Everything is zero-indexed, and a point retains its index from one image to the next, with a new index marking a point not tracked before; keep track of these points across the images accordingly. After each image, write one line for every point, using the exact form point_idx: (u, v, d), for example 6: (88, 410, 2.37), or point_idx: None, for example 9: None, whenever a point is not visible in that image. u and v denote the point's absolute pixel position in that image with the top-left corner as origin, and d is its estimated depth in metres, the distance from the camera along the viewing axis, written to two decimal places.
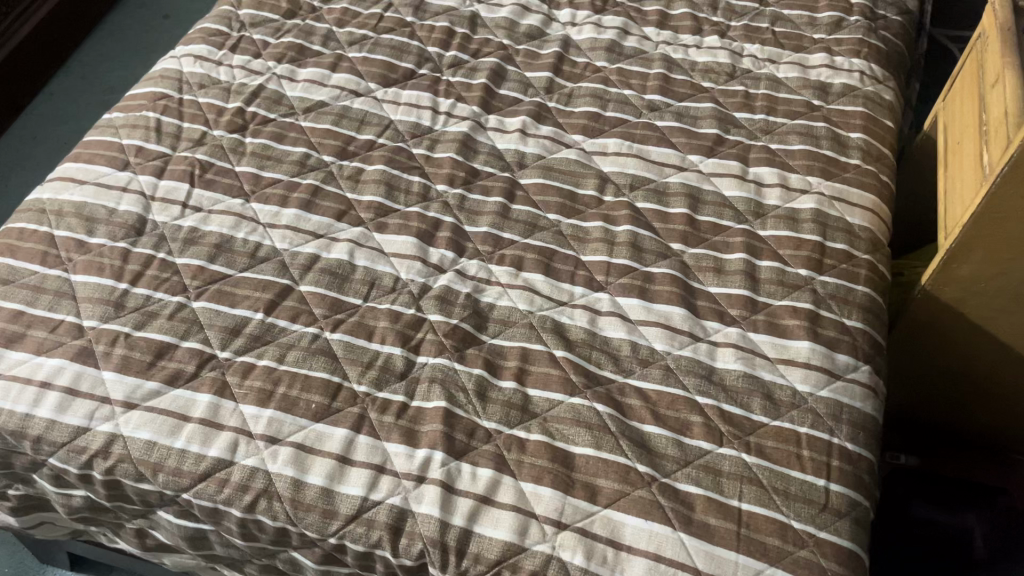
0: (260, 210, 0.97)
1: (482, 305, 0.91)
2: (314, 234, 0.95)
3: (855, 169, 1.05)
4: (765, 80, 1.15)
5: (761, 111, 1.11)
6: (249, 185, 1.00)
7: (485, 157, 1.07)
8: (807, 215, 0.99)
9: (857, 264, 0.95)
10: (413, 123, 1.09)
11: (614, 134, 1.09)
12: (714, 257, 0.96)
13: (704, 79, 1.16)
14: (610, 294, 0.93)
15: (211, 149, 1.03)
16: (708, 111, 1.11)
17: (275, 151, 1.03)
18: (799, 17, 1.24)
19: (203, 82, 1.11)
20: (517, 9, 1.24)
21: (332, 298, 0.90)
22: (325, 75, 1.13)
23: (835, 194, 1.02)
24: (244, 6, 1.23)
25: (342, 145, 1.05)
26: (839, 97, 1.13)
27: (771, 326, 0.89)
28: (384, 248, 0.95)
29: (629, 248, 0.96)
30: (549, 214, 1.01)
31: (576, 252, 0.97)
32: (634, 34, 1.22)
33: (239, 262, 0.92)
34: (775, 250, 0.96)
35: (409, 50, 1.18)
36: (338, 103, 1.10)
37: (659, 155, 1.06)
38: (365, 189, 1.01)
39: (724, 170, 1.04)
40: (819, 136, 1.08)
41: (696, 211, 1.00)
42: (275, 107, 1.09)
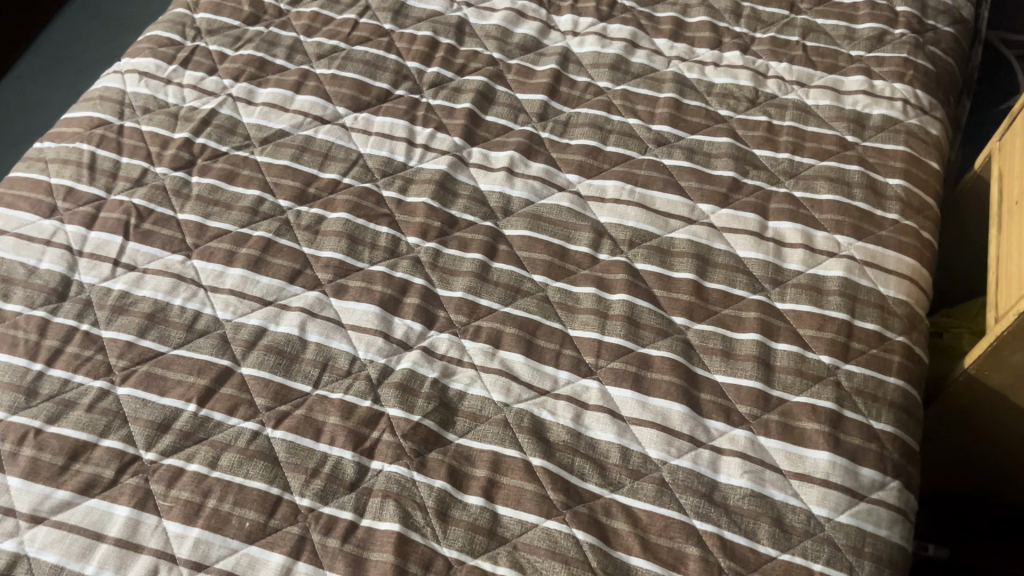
0: (202, 269, 0.85)
1: (450, 394, 0.79)
2: (261, 301, 0.83)
3: (893, 224, 0.90)
4: (792, 109, 1.00)
5: (785, 149, 0.97)
6: (191, 237, 0.87)
7: (465, 203, 0.93)
8: (833, 286, 0.85)
9: (890, 349, 0.82)
10: (384, 158, 0.95)
11: (614, 175, 0.95)
12: (724, 336, 0.83)
13: (722, 105, 1.01)
14: (599, 381, 0.80)
15: (150, 191, 0.90)
16: (725, 148, 0.97)
17: (224, 195, 0.90)
18: (834, 29, 1.08)
19: (148, 105, 0.97)
20: (511, 15, 1.09)
21: (277, 385, 0.78)
22: (287, 98, 0.99)
23: (867, 257, 0.87)
24: (201, 8, 1.08)
25: (301, 186, 0.92)
26: (877, 132, 0.98)
27: (785, 430, 0.77)
28: (342, 319, 0.83)
29: (625, 323, 0.83)
30: (535, 275, 0.88)
31: (563, 325, 0.84)
32: (644, 48, 1.07)
33: (173, 336, 0.80)
34: (794, 329, 0.83)
35: (385, 66, 1.03)
36: (300, 133, 0.96)
37: (665, 204, 0.92)
38: (324, 243, 0.88)
39: (739, 225, 0.90)
40: (852, 183, 0.93)
41: (704, 276, 0.87)
42: (228, 138, 0.95)
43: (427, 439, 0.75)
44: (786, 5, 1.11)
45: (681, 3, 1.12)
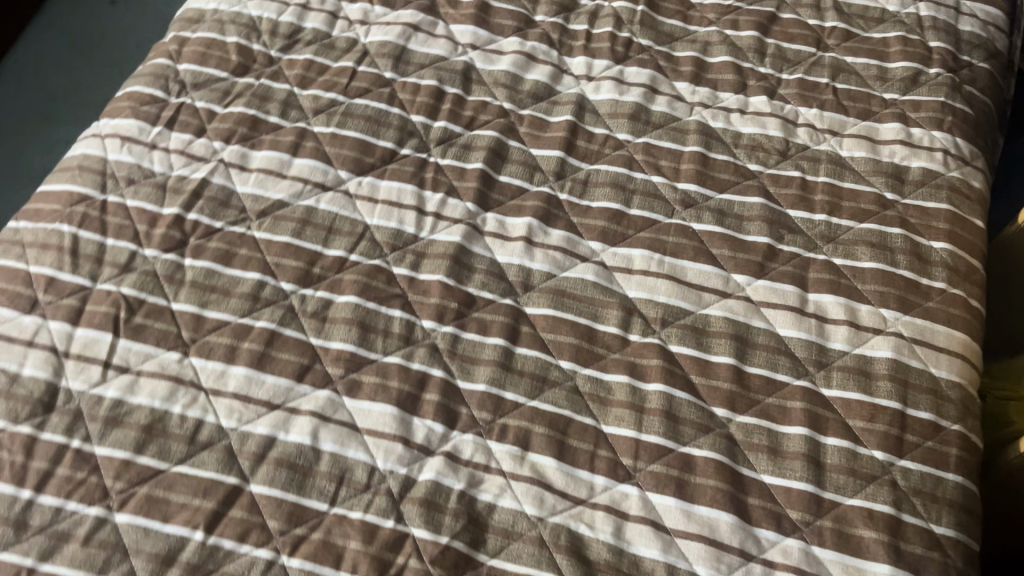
0: (202, 369, 0.78)
1: (479, 507, 0.73)
2: (268, 405, 0.77)
3: (940, 294, 0.85)
4: (826, 163, 0.94)
5: (822, 209, 0.90)
6: (188, 331, 0.80)
7: (482, 279, 0.86)
8: (882, 369, 0.80)
9: (946, 441, 0.77)
10: (393, 230, 0.88)
11: (641, 242, 0.89)
12: (769, 430, 0.77)
13: (751, 159, 0.95)
14: (639, 487, 0.74)
15: (140, 277, 0.82)
16: (757, 210, 0.90)
17: (221, 279, 0.83)
18: (865, 68, 1.02)
19: (133, 174, 0.89)
20: (521, 59, 1.01)
21: (290, 505, 0.72)
22: (284, 162, 0.91)
23: (916, 334, 0.82)
24: (184, 57, 0.99)
25: (304, 266, 0.85)
26: (917, 188, 0.92)
27: (841, 539, 0.71)
28: (357, 422, 0.76)
29: (663, 419, 0.77)
30: (562, 361, 0.81)
31: (596, 421, 0.78)
32: (664, 93, 1.00)
33: (174, 451, 0.73)
34: (843, 420, 0.77)
35: (388, 121, 0.96)
36: (300, 203, 0.89)
37: (698, 275, 0.86)
38: (333, 332, 0.81)
39: (778, 299, 0.84)
40: (894, 248, 0.87)
41: (744, 360, 0.81)
42: (222, 212, 0.88)
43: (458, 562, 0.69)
44: (812, 41, 1.04)
45: (701, 40, 1.05)
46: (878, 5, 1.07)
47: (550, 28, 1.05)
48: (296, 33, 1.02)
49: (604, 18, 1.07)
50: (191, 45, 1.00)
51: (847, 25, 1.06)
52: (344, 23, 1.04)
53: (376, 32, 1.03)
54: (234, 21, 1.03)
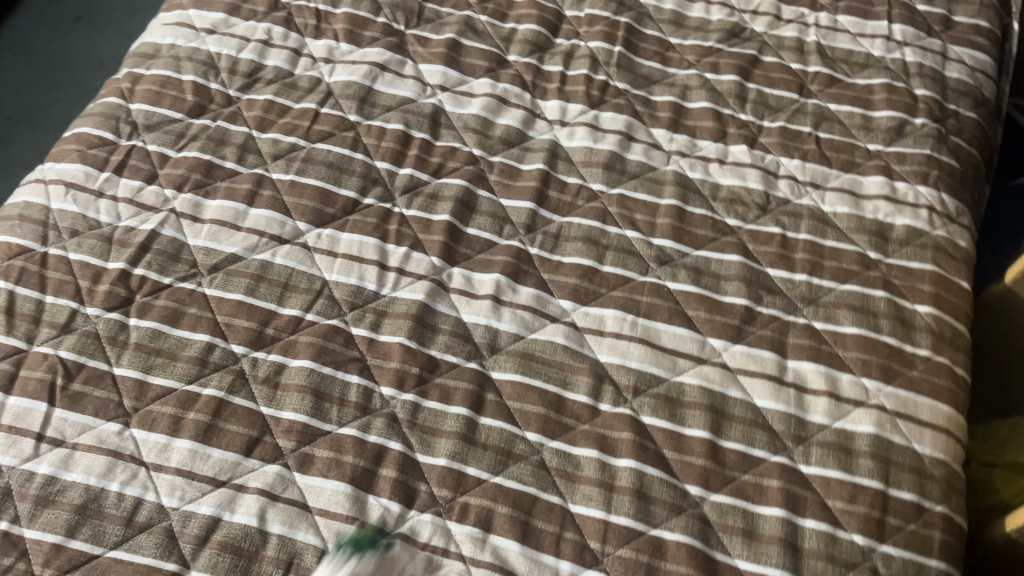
0: (143, 441, 0.73)
1: None
2: (214, 482, 0.72)
3: (925, 363, 0.81)
4: (808, 219, 0.90)
5: (802, 269, 0.87)
6: (130, 399, 0.75)
7: (446, 340, 0.81)
8: (863, 445, 0.76)
9: (929, 524, 0.73)
10: (353, 287, 0.83)
11: (613, 302, 0.84)
12: (744, 511, 0.73)
13: (729, 213, 0.91)
14: (607, 574, 0.70)
15: (80, 339, 0.78)
16: (735, 269, 0.86)
17: (167, 341, 0.78)
18: (849, 117, 0.98)
19: (77, 225, 0.85)
20: (492, 103, 0.97)
21: None
22: (239, 212, 0.87)
23: (899, 407, 0.78)
24: (137, 97, 0.94)
25: (257, 327, 0.80)
26: (901, 247, 0.88)
27: None
28: (308, 501, 0.72)
29: (634, 499, 0.73)
30: (529, 432, 0.77)
31: (562, 499, 0.73)
32: (640, 141, 0.96)
33: (110, 534, 0.69)
34: (822, 501, 0.74)
35: (351, 168, 0.91)
36: (255, 257, 0.84)
37: (673, 338, 0.82)
38: (285, 401, 0.76)
39: (755, 366, 0.80)
40: (877, 312, 0.84)
41: (719, 434, 0.77)
42: (171, 267, 0.83)
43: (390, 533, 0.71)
44: (795, 87, 1.01)
45: (680, 84, 1.01)
46: (863, 49, 1.04)
47: (523, 69, 1.01)
48: (256, 71, 0.97)
49: (579, 58, 1.02)
50: (145, 83, 0.96)
51: (830, 70, 1.02)
52: (307, 61, 0.99)
53: (341, 72, 0.98)
54: (191, 58, 0.98)
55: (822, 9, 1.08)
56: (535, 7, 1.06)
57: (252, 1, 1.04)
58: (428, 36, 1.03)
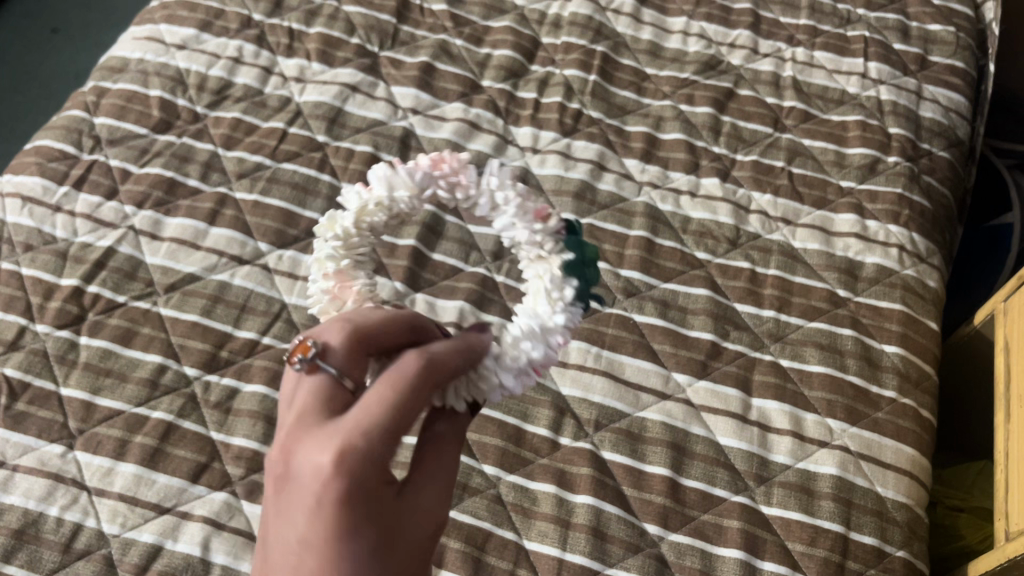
0: (87, 464, 0.71)
1: None
2: (158, 508, 0.69)
3: (891, 404, 0.80)
4: (777, 254, 0.90)
5: (770, 305, 0.86)
6: (75, 421, 0.73)
7: None
8: (826, 487, 0.75)
9: (889, 569, 0.72)
10: (312, 311, 0.82)
11: (578, 332, 0.83)
12: (703, 552, 0.71)
13: (699, 246, 0.90)
14: None
15: (27, 357, 0.76)
16: (703, 303, 0.85)
17: (118, 361, 0.76)
18: (823, 153, 0.98)
19: (32, 241, 0.83)
20: (464, 128, 0.96)
21: None
22: (199, 231, 0.85)
23: (863, 448, 0.77)
24: (102, 110, 0.93)
25: (211, 349, 0.78)
26: (870, 285, 0.88)
27: None
28: (254, 531, 0.69)
29: (590, 537, 0.71)
30: (485, 465, 0.75)
31: (517, 535, 0.72)
32: (612, 171, 0.95)
33: (46, 560, 0.66)
34: (782, 543, 0.72)
35: (317, 189, 0.90)
36: (213, 277, 0.83)
37: (636, 372, 0.80)
38: (236, 426, 0.74)
39: (719, 403, 0.79)
40: (844, 351, 0.83)
41: (680, 471, 0.75)
42: (126, 285, 0.81)
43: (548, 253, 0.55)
44: (770, 121, 1.00)
45: (654, 114, 1.00)
46: (838, 86, 1.04)
47: (497, 94, 1.00)
48: (225, 89, 0.97)
49: (554, 86, 1.02)
50: (111, 96, 0.94)
51: (805, 106, 1.02)
52: (278, 80, 0.98)
53: (312, 91, 0.97)
54: (159, 73, 0.97)
55: (799, 44, 1.08)
56: (511, 33, 1.06)
57: (225, 17, 1.03)
58: (401, 59, 1.02)
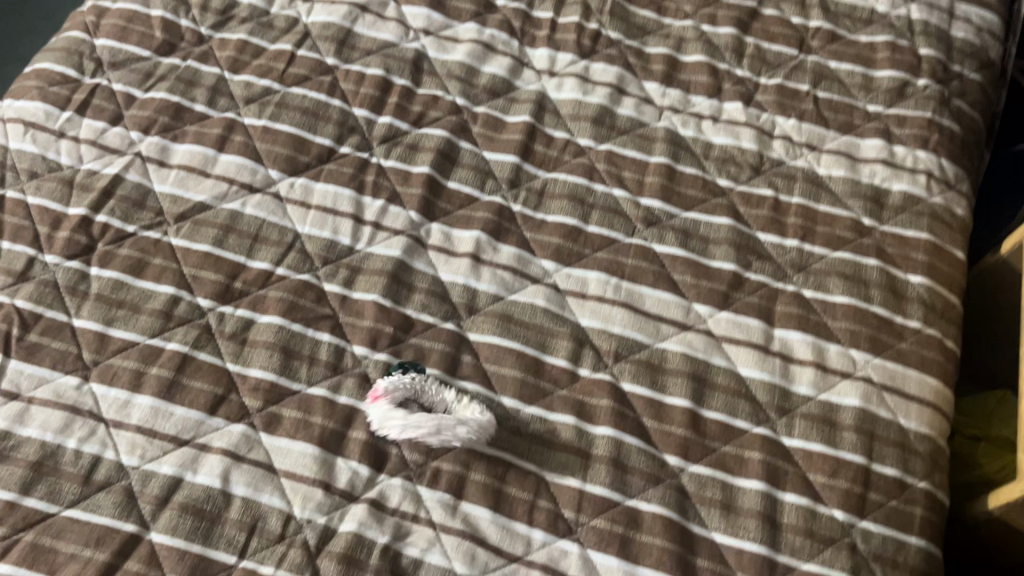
0: (103, 396, 0.70)
1: (403, 563, 0.66)
2: (176, 441, 0.69)
3: (916, 335, 0.79)
4: (801, 181, 0.87)
5: (794, 234, 0.84)
6: (90, 352, 0.72)
7: (422, 299, 0.78)
8: (848, 418, 0.74)
9: (911, 500, 0.71)
10: (326, 241, 0.80)
11: (597, 264, 0.81)
12: (723, 483, 0.71)
13: (721, 174, 0.88)
14: (580, 544, 0.68)
15: (38, 288, 0.75)
16: (725, 233, 0.83)
17: (130, 293, 0.75)
18: (850, 75, 0.94)
19: (37, 168, 0.81)
20: (478, 50, 0.93)
21: (193, 557, 0.64)
22: (208, 158, 0.83)
23: (886, 379, 0.76)
24: (102, 32, 0.90)
25: (224, 280, 0.77)
26: (897, 214, 0.85)
27: None
28: (274, 462, 0.69)
29: (610, 468, 0.71)
30: (504, 396, 0.74)
31: (537, 466, 0.71)
32: (631, 95, 0.92)
33: (66, 491, 0.66)
34: (803, 474, 0.72)
35: (327, 114, 0.87)
36: (224, 206, 0.81)
37: (657, 304, 0.79)
38: (252, 357, 0.73)
39: (741, 334, 0.78)
40: (868, 281, 0.81)
41: (701, 403, 0.75)
42: (135, 214, 0.79)
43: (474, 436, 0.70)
44: (795, 42, 0.97)
45: (675, 35, 0.97)
46: (867, 5, 1.00)
47: (512, 14, 0.97)
48: (229, 9, 0.93)
49: (571, 5, 0.98)
50: (111, 18, 0.91)
51: (832, 25, 0.98)
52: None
53: (320, 12, 0.94)
54: None
55: None
56: None
57: None
58: None
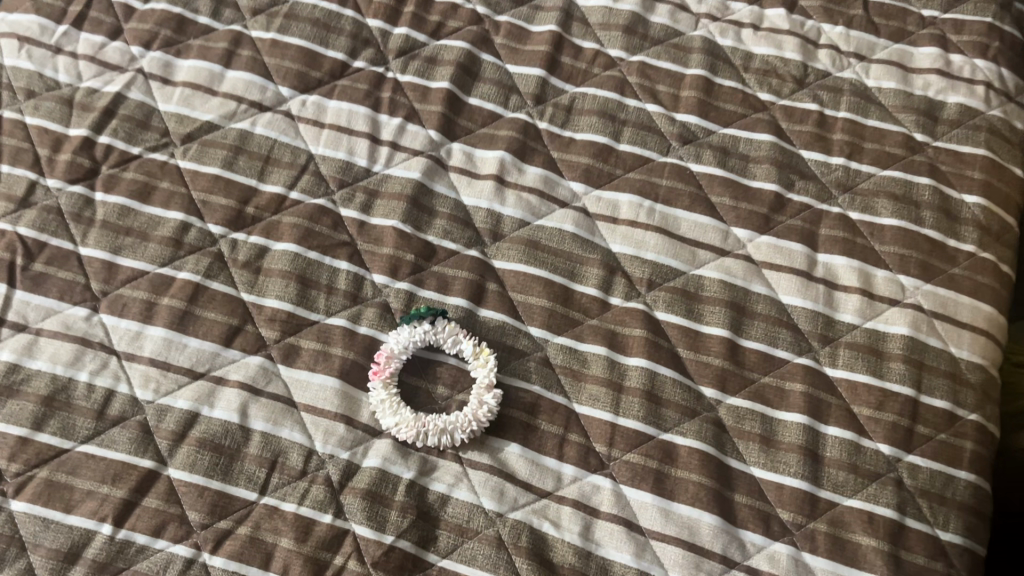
0: (114, 328, 0.67)
1: (430, 499, 0.63)
2: (191, 374, 0.66)
3: (969, 260, 0.74)
4: (849, 94, 0.81)
5: (840, 152, 0.78)
6: (98, 282, 0.69)
7: (444, 225, 0.74)
8: (895, 348, 0.70)
9: (960, 434, 0.68)
10: (341, 162, 0.76)
11: (629, 186, 0.76)
12: (763, 417, 0.68)
13: (762, 86, 0.82)
14: (613, 480, 0.65)
15: (40, 215, 0.71)
16: (766, 150, 0.78)
17: (138, 219, 0.71)
18: None
19: (34, 86, 0.77)
20: None
21: (213, 495, 0.62)
22: (214, 75, 0.78)
23: (937, 307, 0.72)
24: None
25: (235, 205, 0.73)
26: (952, 128, 0.80)
27: (835, 546, 0.63)
28: (294, 395, 0.66)
29: (644, 401, 0.67)
30: (531, 327, 0.70)
31: (566, 399, 0.68)
32: (666, 2, 0.86)
33: (79, 427, 0.63)
34: (847, 407, 0.68)
35: (340, 26, 0.82)
36: (233, 126, 0.76)
37: (693, 228, 0.74)
38: (267, 287, 0.70)
39: (783, 260, 0.73)
40: (919, 202, 0.76)
41: (740, 332, 0.71)
42: (139, 135, 0.75)
43: (470, 428, 0.64)
44: None
45: None
46: None
47: None
48: None
49: None
50: None
51: None
52: None
53: None
54: None
55: None
56: None
57: None
58: None
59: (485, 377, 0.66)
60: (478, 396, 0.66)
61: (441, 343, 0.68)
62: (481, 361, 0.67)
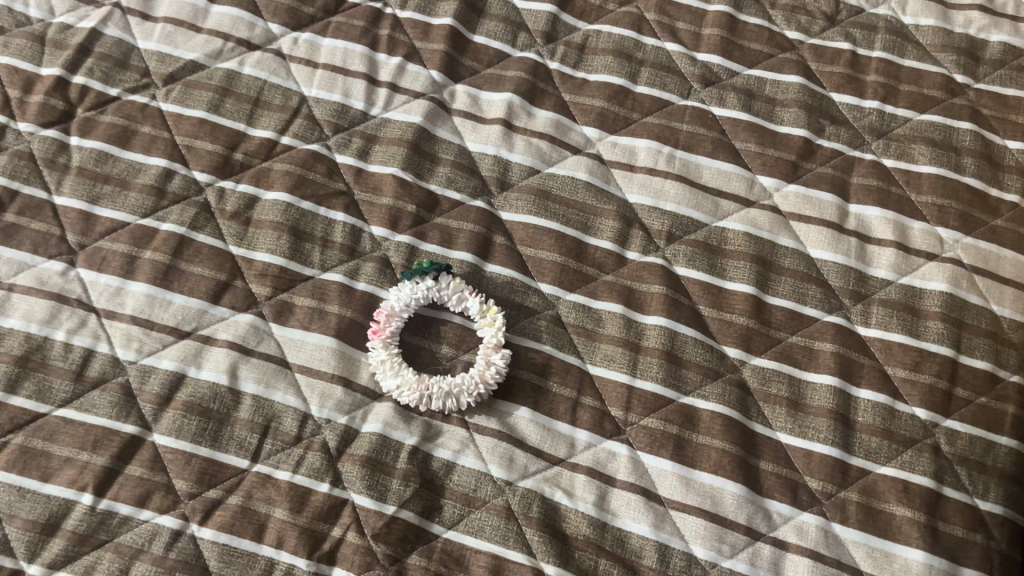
0: (92, 283, 0.62)
1: (435, 466, 0.59)
2: (176, 333, 0.61)
3: (1012, 210, 0.69)
4: (883, 33, 0.76)
5: (874, 95, 0.73)
6: (74, 234, 0.64)
7: (448, 173, 0.69)
8: (933, 305, 0.65)
9: (1002, 397, 0.63)
10: (336, 105, 0.70)
11: (646, 131, 0.71)
12: (791, 379, 0.63)
13: (789, 25, 0.76)
14: (630, 446, 0.60)
15: (11, 160, 0.66)
16: (794, 93, 0.73)
17: (117, 165, 0.66)
18: None
19: (3, 22, 0.71)
20: None
21: (202, 462, 0.57)
22: (198, 11, 0.73)
23: (978, 261, 0.67)
24: None
25: (222, 151, 0.67)
26: (995, 69, 0.75)
27: (868, 516, 0.58)
28: (287, 356, 0.61)
29: (663, 361, 0.63)
30: (542, 283, 0.65)
31: (580, 360, 0.63)
32: None
33: (56, 389, 0.58)
34: (880, 368, 0.64)
35: None
36: (219, 66, 0.71)
37: (716, 176, 0.69)
38: (258, 239, 0.65)
39: (813, 210, 0.68)
40: (959, 148, 0.71)
41: (766, 288, 0.66)
42: (118, 75, 0.70)
43: (476, 391, 0.60)
44: None
45: None
46: None
47: None
48: None
49: None
50: None
51: None
52: None
53: None
54: None
55: None
56: None
57: None
58: None
59: (493, 336, 0.62)
60: (486, 356, 0.61)
61: (446, 300, 0.63)
62: (489, 319, 0.62)
